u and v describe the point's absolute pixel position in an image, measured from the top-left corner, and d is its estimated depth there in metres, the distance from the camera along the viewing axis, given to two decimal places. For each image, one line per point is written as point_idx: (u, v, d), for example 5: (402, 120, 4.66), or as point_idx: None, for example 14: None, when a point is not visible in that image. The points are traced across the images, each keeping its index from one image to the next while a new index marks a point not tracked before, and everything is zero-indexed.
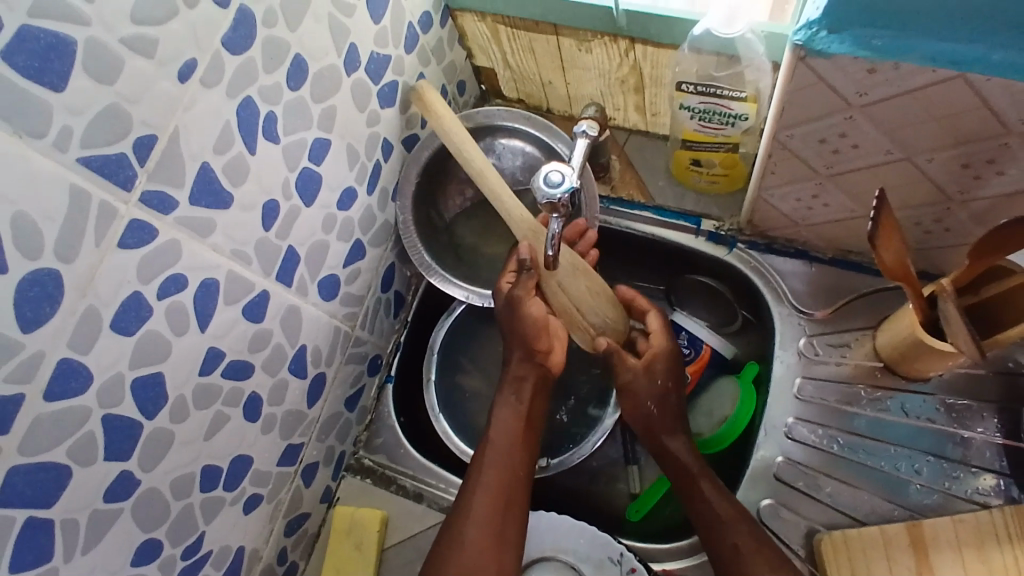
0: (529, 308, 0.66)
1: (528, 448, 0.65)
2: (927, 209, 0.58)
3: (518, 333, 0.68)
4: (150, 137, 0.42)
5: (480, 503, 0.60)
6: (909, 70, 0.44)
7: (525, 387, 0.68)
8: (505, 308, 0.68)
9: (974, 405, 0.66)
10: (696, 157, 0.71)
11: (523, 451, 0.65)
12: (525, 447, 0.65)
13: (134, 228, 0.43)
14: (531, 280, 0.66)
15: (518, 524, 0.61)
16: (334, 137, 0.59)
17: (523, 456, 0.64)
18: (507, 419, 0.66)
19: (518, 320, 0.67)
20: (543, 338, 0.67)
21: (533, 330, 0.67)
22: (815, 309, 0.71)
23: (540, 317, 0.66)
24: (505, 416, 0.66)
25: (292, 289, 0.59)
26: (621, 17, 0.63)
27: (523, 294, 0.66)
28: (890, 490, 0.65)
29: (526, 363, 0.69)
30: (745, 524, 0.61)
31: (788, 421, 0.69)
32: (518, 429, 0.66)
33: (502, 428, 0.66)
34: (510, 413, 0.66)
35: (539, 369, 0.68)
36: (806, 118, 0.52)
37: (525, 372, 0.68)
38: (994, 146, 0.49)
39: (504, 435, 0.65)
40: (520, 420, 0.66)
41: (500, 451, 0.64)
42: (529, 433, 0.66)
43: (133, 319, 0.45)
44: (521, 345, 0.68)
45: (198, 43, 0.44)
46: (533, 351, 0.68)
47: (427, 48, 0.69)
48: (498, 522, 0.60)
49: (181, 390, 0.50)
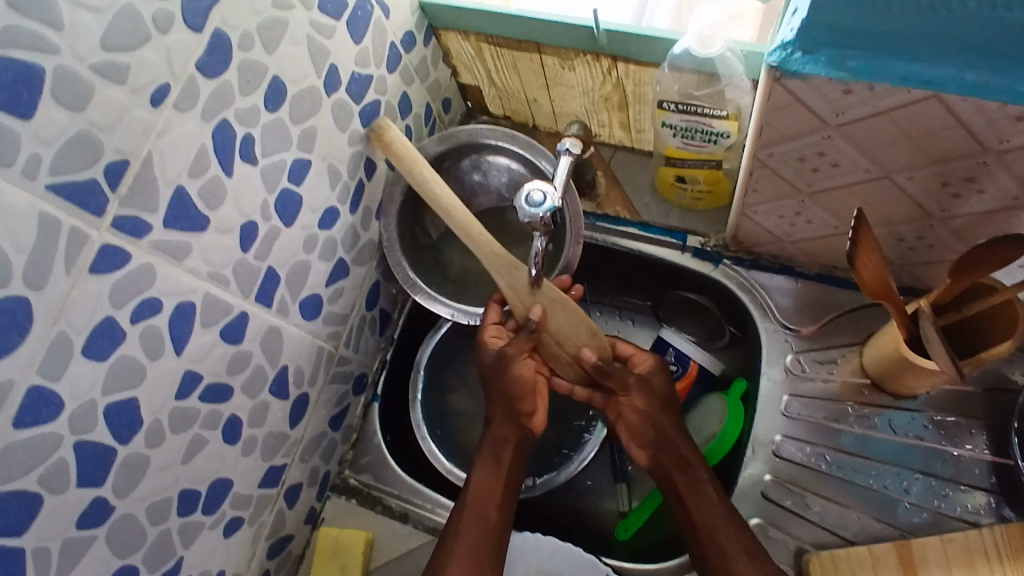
0: (518, 367, 0.66)
1: (507, 504, 0.65)
2: (910, 226, 0.58)
3: (503, 394, 0.67)
4: (122, 163, 0.42)
5: (456, 560, 0.60)
6: (884, 91, 0.44)
7: (507, 447, 0.67)
8: (492, 363, 0.67)
9: (962, 422, 0.65)
10: (679, 174, 0.71)
11: (501, 506, 0.64)
12: (505, 502, 0.65)
13: (107, 254, 0.43)
14: (526, 341, 0.65)
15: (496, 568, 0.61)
16: (315, 158, 0.59)
17: (501, 511, 0.64)
18: (487, 476, 0.66)
19: (505, 379, 0.67)
20: (528, 399, 0.67)
21: (520, 390, 0.67)
22: (802, 325, 0.71)
23: (528, 376, 0.67)
24: (485, 474, 0.66)
25: (273, 309, 0.59)
26: (602, 36, 0.63)
27: (516, 355, 0.65)
28: (879, 507, 0.65)
29: (508, 424, 0.68)
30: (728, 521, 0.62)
31: (776, 438, 0.69)
32: (498, 485, 0.65)
33: (482, 484, 0.65)
34: (489, 473, 0.66)
35: (521, 431, 0.68)
36: (784, 137, 0.52)
37: (507, 433, 0.68)
38: (973, 165, 0.48)
39: (482, 492, 0.65)
40: (500, 477, 0.66)
41: (478, 507, 0.64)
42: (509, 490, 0.66)
43: (106, 345, 0.44)
44: (505, 404, 0.68)
45: (171, 68, 0.44)
46: (517, 412, 0.68)
47: (410, 67, 0.69)
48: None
49: (157, 414, 0.50)
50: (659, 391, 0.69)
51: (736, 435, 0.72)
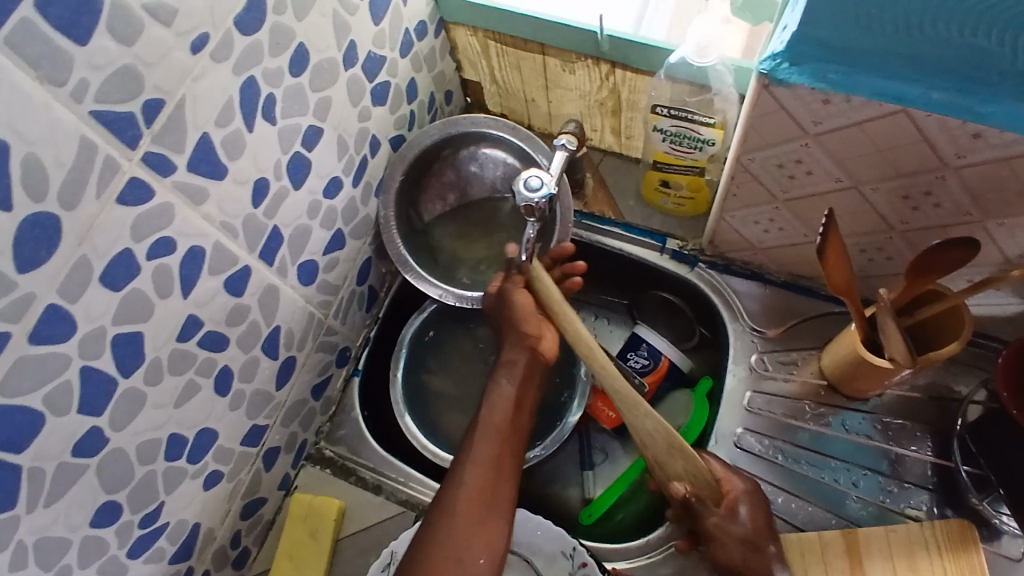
0: (518, 298, 0.68)
1: (518, 432, 0.64)
2: (871, 237, 0.64)
3: (508, 323, 0.69)
4: (159, 101, 0.44)
5: (474, 476, 0.60)
6: (859, 103, 0.50)
7: (516, 369, 0.67)
8: (495, 303, 0.71)
9: (907, 425, 0.71)
10: (664, 179, 0.76)
11: (513, 431, 0.64)
12: (515, 427, 0.64)
13: (133, 186, 0.44)
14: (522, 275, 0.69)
15: (507, 496, 0.61)
16: (327, 127, 0.62)
17: (513, 435, 0.64)
18: (498, 397, 0.65)
19: (507, 310, 0.69)
20: (533, 323, 0.68)
21: (521, 315, 0.68)
22: (767, 328, 0.76)
23: (528, 305, 0.68)
24: (496, 395, 0.65)
25: (273, 268, 0.61)
26: (605, 41, 0.68)
27: (512, 288, 0.69)
28: (830, 501, 0.70)
29: (517, 347, 0.68)
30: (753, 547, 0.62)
31: (737, 430, 0.73)
32: (509, 405, 0.65)
33: (493, 404, 0.65)
34: (501, 395, 0.65)
35: (530, 352, 0.67)
36: (766, 144, 0.58)
37: (516, 356, 0.68)
38: (931, 179, 0.54)
39: (495, 415, 0.64)
40: (508, 397, 0.65)
41: (489, 428, 0.63)
42: (519, 417, 0.65)
43: (122, 276, 0.46)
44: (511, 330, 0.69)
45: (213, 19, 0.46)
46: (524, 336, 0.68)
47: (420, 55, 0.73)
48: (487, 495, 0.59)
49: (158, 352, 0.51)
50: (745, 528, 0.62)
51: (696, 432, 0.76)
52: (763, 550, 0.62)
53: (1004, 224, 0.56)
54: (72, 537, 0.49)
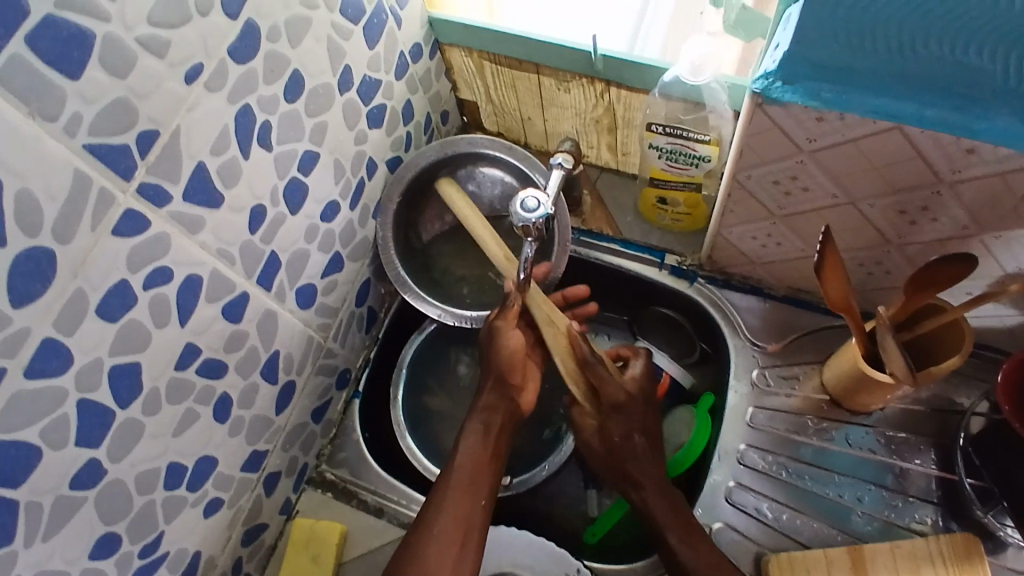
0: (506, 339, 0.69)
1: (493, 480, 0.64)
2: (869, 251, 0.64)
3: (493, 365, 0.69)
4: (153, 132, 0.45)
5: (448, 520, 0.59)
6: (852, 120, 0.50)
7: (495, 417, 0.67)
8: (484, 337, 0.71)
9: (911, 438, 0.70)
10: (662, 196, 0.76)
11: (489, 480, 0.63)
12: (491, 474, 0.64)
13: (129, 218, 0.45)
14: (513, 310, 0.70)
15: (478, 549, 0.59)
16: (323, 151, 0.62)
17: (488, 484, 0.63)
18: (475, 443, 0.65)
19: (493, 350, 0.69)
20: (518, 372, 0.69)
21: (507, 361, 0.69)
22: (768, 343, 0.76)
23: (516, 349, 0.69)
24: (474, 441, 0.65)
25: (271, 293, 0.61)
26: (599, 61, 0.68)
27: (503, 324, 0.69)
28: (835, 516, 0.69)
29: (499, 394, 0.69)
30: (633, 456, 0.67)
31: (740, 447, 0.73)
32: (486, 451, 0.65)
33: (471, 449, 0.65)
34: (478, 440, 0.65)
35: (511, 402, 0.69)
36: (761, 161, 0.58)
37: (497, 403, 0.68)
38: (928, 194, 0.54)
39: (472, 463, 0.63)
40: (485, 443, 0.65)
41: (466, 475, 0.63)
42: (495, 465, 0.65)
43: (118, 307, 0.46)
44: (495, 376, 0.69)
45: (206, 49, 0.47)
46: (507, 385, 0.69)
47: (415, 77, 0.73)
48: (458, 539, 0.58)
49: (155, 382, 0.51)
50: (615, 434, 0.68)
51: (702, 445, 0.75)
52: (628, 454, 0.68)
53: (1002, 237, 0.55)
54: (70, 570, 0.49)
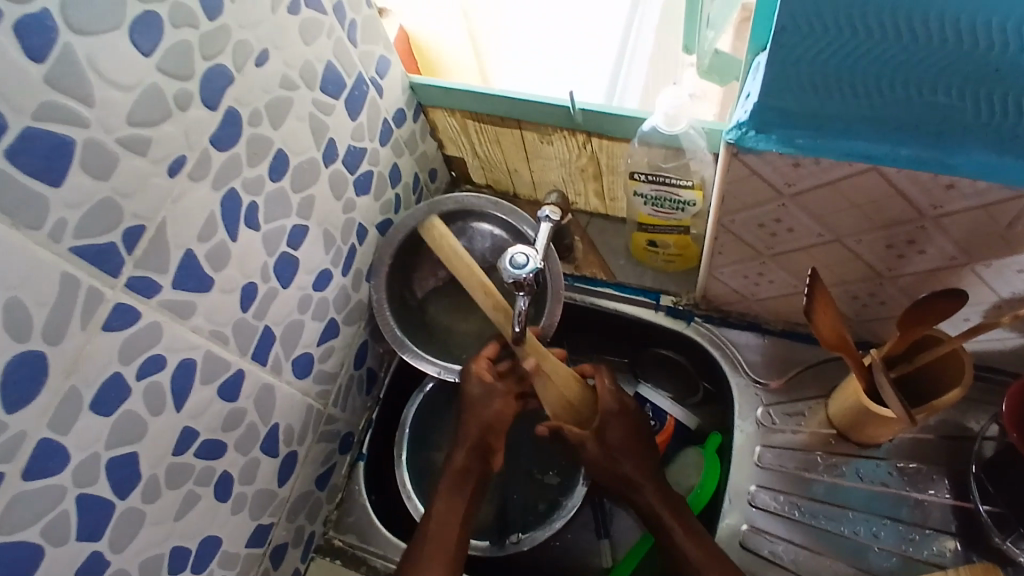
0: (497, 405, 0.70)
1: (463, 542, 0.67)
2: (862, 284, 0.64)
3: (477, 425, 0.70)
4: (139, 228, 0.46)
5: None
6: (829, 164, 0.50)
7: (468, 480, 0.69)
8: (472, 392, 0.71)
9: (923, 468, 0.69)
10: (651, 239, 0.77)
11: (458, 542, 0.66)
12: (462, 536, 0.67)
13: (119, 312, 0.45)
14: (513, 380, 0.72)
15: None
16: (312, 224, 0.63)
17: (457, 546, 0.66)
18: (444, 506, 0.68)
19: (479, 413, 0.70)
20: (498, 437, 0.71)
21: (494, 425, 0.70)
22: (770, 379, 0.75)
23: (503, 412, 0.71)
24: (445, 506, 0.68)
25: (267, 368, 0.61)
26: (578, 114, 0.69)
27: (502, 391, 0.71)
28: (852, 554, 0.67)
29: (475, 457, 0.70)
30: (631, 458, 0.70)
31: (751, 488, 0.71)
32: (456, 514, 0.68)
33: (440, 513, 0.67)
34: (447, 500, 0.68)
35: (484, 465, 0.70)
36: (744, 206, 0.58)
37: (472, 466, 0.70)
38: (913, 228, 0.54)
39: (440, 527, 0.67)
40: (456, 507, 0.68)
41: (438, 541, 0.66)
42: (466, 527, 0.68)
43: (113, 400, 0.46)
44: (476, 437, 0.70)
45: (187, 142, 0.48)
46: (485, 448, 0.71)
47: (400, 140, 0.75)
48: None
49: (154, 469, 0.51)
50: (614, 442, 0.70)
51: (712, 488, 0.74)
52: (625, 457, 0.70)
53: (990, 265, 0.55)
54: None
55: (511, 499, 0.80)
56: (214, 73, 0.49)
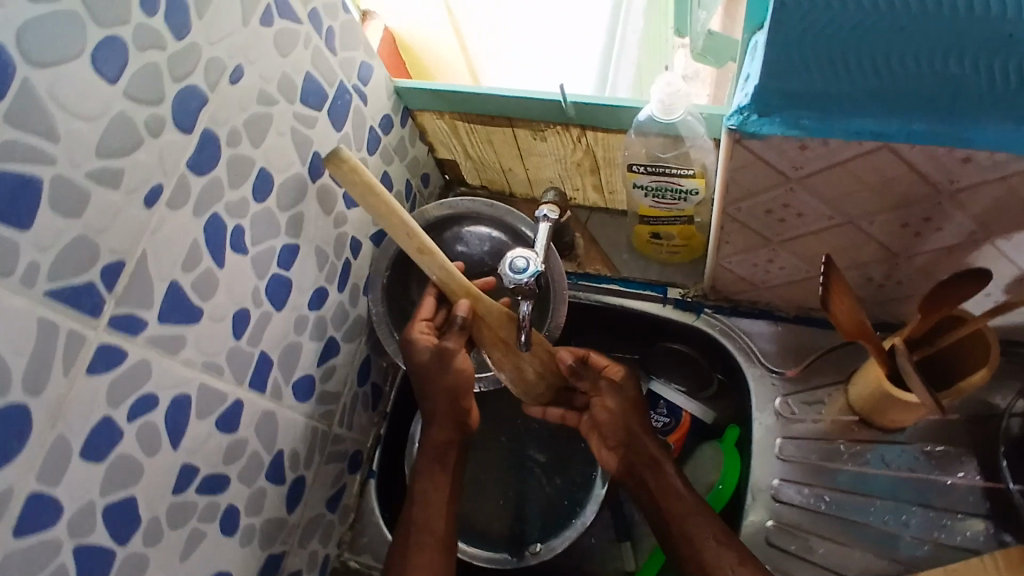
0: (457, 362, 0.66)
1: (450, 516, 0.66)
2: (878, 265, 0.61)
3: (444, 387, 0.67)
4: (118, 263, 0.43)
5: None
6: (838, 144, 0.48)
7: (449, 455, 0.68)
8: (427, 360, 0.66)
9: (950, 450, 0.67)
10: (654, 231, 0.75)
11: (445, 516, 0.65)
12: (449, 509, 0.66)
13: (103, 353, 0.43)
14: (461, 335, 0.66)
15: None
16: (302, 242, 0.61)
17: (447, 523, 0.65)
18: (429, 483, 0.67)
19: (442, 375, 0.66)
20: (468, 397, 0.68)
21: (460, 384, 0.67)
22: (786, 368, 0.73)
23: (467, 369, 0.67)
24: (429, 486, 0.67)
25: (267, 394, 0.59)
26: (570, 107, 0.66)
27: (455, 348, 0.65)
28: (883, 544, 0.65)
29: (449, 427, 0.69)
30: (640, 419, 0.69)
31: (774, 482, 0.69)
32: (442, 492, 0.67)
33: (426, 491, 0.67)
34: (432, 478, 0.67)
35: (461, 430, 0.69)
36: (750, 194, 0.56)
37: (450, 437, 0.69)
38: (929, 206, 0.52)
39: (427, 508, 0.65)
40: (440, 482, 0.67)
41: (425, 521, 0.64)
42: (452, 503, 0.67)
43: (104, 444, 0.44)
44: (447, 402, 0.68)
45: (163, 169, 0.46)
46: (458, 411, 0.68)
47: (389, 147, 0.72)
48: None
49: (154, 511, 0.49)
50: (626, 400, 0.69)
51: (734, 483, 0.73)
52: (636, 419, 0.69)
53: (1012, 239, 0.53)
54: None
55: (527, 506, 0.78)
56: (187, 94, 0.47)
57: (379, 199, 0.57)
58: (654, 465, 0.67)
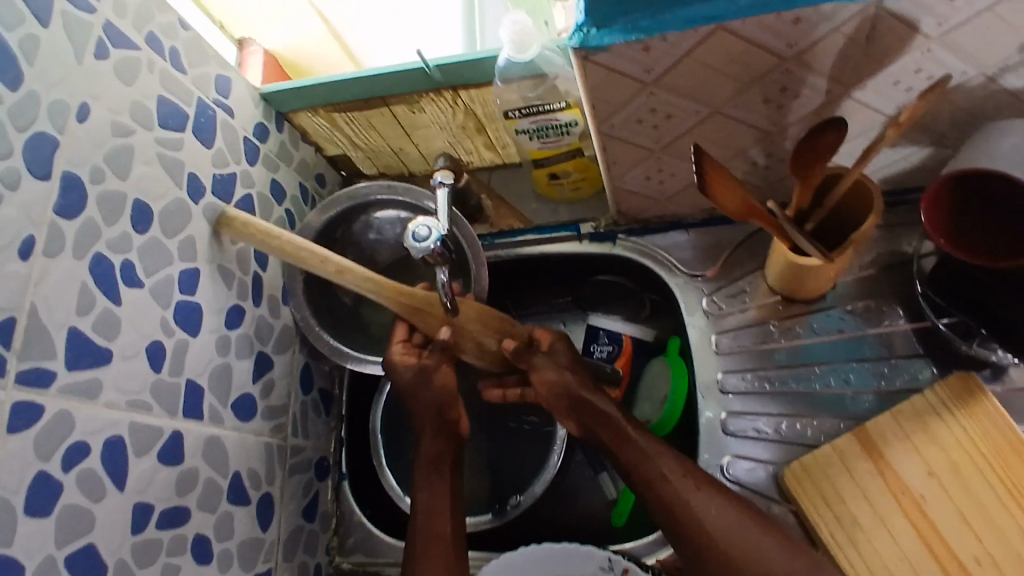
0: (438, 377, 0.69)
1: (457, 524, 0.63)
2: (757, 147, 0.64)
3: (426, 404, 0.68)
4: (10, 320, 0.44)
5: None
6: (676, 38, 0.49)
7: (445, 464, 0.66)
8: (410, 380, 0.69)
9: (872, 304, 0.70)
10: (552, 172, 0.76)
11: (451, 524, 0.63)
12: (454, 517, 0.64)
13: (19, 410, 0.44)
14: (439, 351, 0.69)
15: None
16: (202, 264, 0.60)
17: (453, 527, 0.63)
18: (428, 497, 0.64)
19: (423, 392, 0.68)
20: (453, 406, 0.68)
21: (440, 399, 0.68)
22: (705, 270, 0.75)
23: (449, 386, 0.69)
24: (430, 497, 0.64)
25: (206, 420, 0.59)
26: (436, 72, 0.67)
27: (433, 364, 0.68)
28: (832, 406, 0.68)
29: (439, 439, 0.68)
30: (583, 380, 0.68)
31: (719, 376, 0.72)
32: (442, 503, 0.64)
33: (427, 505, 0.64)
34: (430, 486, 0.65)
35: (453, 442, 0.68)
36: (616, 107, 0.57)
37: (441, 449, 0.67)
38: (780, 75, 0.54)
39: (428, 516, 0.63)
40: (440, 493, 0.65)
41: (429, 528, 0.62)
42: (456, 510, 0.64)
43: (46, 500, 0.45)
44: (433, 418, 0.68)
45: (31, 219, 0.46)
46: (447, 425, 0.68)
47: (271, 155, 0.72)
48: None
49: (119, 554, 0.50)
50: (562, 363, 0.69)
51: (685, 388, 0.75)
52: (569, 387, 0.67)
53: (865, 86, 0.56)
54: None
55: (505, 464, 0.80)
56: (36, 140, 0.46)
57: (280, 241, 0.61)
58: (603, 412, 0.65)
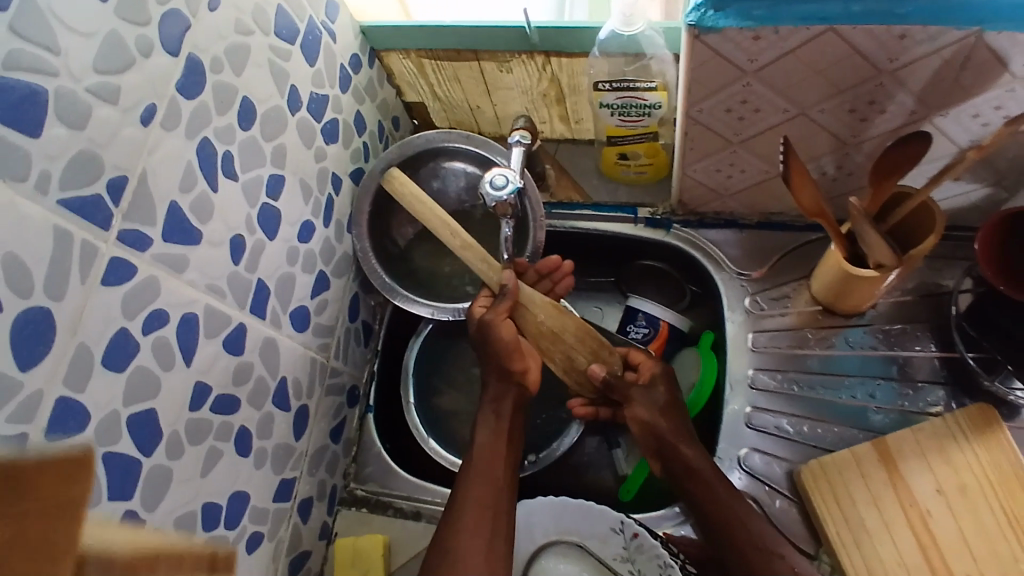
0: (501, 329, 0.69)
1: (511, 462, 0.66)
2: (830, 157, 0.67)
3: (491, 354, 0.70)
4: (122, 178, 0.45)
5: (467, 518, 0.59)
6: (786, 32, 0.52)
7: (506, 402, 0.70)
8: (476, 332, 0.71)
9: (907, 328, 0.73)
10: (621, 151, 0.79)
11: (506, 462, 0.65)
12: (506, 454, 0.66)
13: (115, 266, 0.45)
14: (503, 305, 0.70)
15: (508, 537, 0.60)
16: (287, 174, 0.63)
17: (507, 467, 0.65)
18: (488, 437, 0.67)
19: (489, 343, 0.70)
20: (517, 356, 0.70)
21: (506, 350, 0.69)
22: (752, 270, 0.78)
23: (511, 338, 0.70)
24: (488, 436, 0.67)
25: (267, 321, 0.61)
26: (534, 34, 0.69)
27: (495, 317, 0.69)
28: (853, 417, 0.71)
29: (504, 382, 0.71)
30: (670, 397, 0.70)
31: (749, 372, 0.74)
32: (500, 443, 0.67)
33: (484, 443, 0.67)
34: (490, 426, 0.68)
35: (517, 387, 0.71)
36: (710, 92, 0.60)
37: (502, 391, 0.70)
38: (872, 88, 0.57)
39: (487, 450, 0.66)
40: (502, 434, 0.68)
41: (483, 462, 0.65)
42: (512, 449, 0.67)
43: (122, 356, 0.47)
44: (496, 365, 0.70)
45: (155, 89, 0.48)
46: (510, 371, 0.70)
47: (360, 87, 0.74)
48: (488, 534, 0.59)
49: (174, 426, 0.52)
50: (659, 402, 0.70)
51: (713, 379, 0.76)
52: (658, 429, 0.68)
53: (947, 113, 0.58)
54: None
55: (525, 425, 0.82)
56: (171, 16, 0.48)
57: (422, 205, 0.70)
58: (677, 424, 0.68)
